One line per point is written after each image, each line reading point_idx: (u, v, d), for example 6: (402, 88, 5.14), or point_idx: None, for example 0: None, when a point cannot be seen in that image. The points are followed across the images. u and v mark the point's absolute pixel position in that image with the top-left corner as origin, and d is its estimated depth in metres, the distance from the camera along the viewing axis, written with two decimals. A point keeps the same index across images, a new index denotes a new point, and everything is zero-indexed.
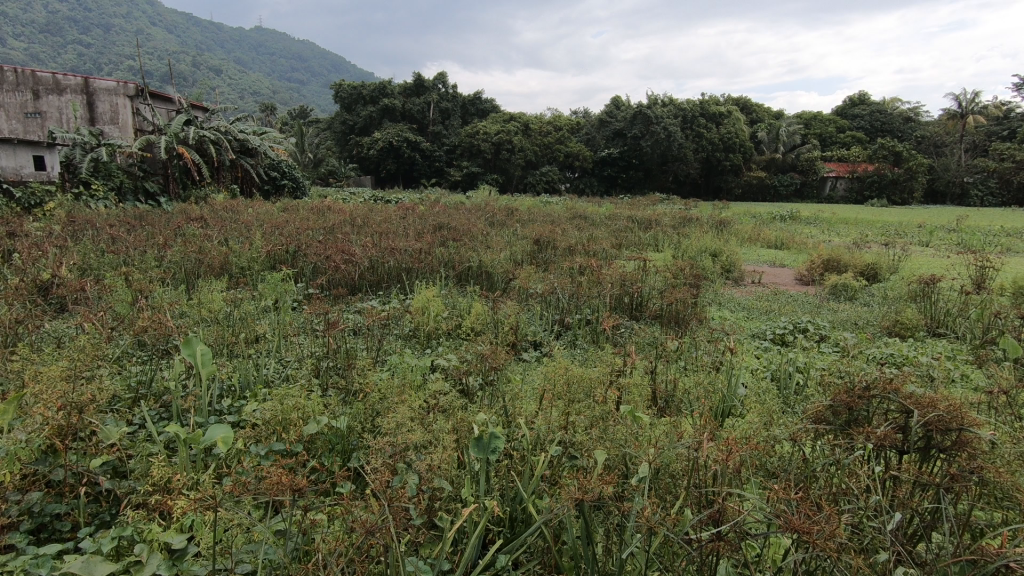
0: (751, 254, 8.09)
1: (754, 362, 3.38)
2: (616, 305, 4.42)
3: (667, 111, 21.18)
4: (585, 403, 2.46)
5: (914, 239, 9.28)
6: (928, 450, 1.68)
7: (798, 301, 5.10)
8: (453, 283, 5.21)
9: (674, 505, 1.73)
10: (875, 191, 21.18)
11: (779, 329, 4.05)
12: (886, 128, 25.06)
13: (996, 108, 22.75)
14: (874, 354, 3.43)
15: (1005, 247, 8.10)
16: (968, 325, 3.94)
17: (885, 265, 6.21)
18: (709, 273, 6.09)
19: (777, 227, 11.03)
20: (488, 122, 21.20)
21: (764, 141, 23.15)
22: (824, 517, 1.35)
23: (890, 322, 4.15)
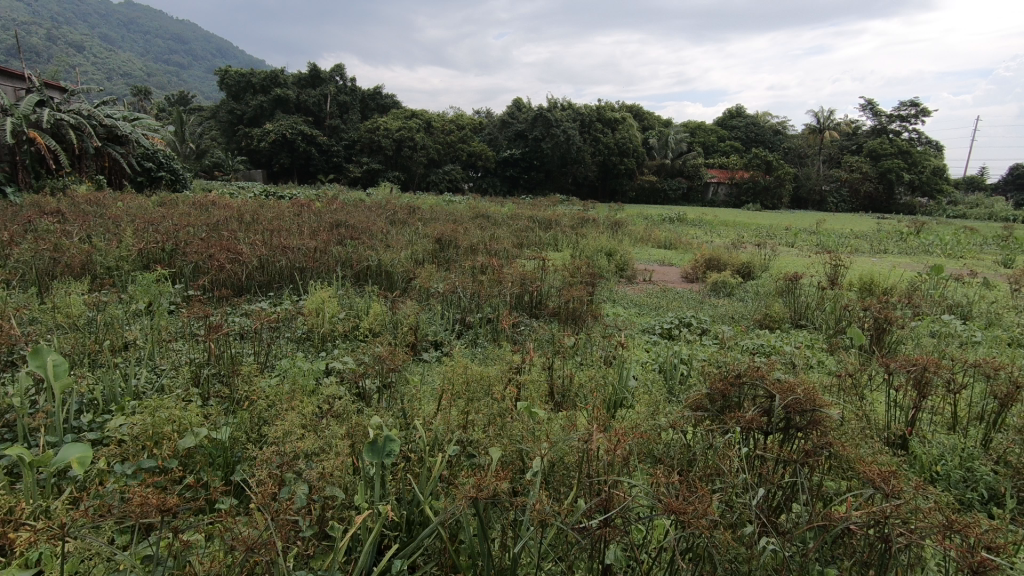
0: (643, 254, 8.55)
1: (643, 356, 3.59)
2: (515, 304, 4.49)
3: (566, 116, 21.92)
4: (484, 403, 2.47)
5: (781, 240, 10.31)
6: (788, 430, 1.87)
7: (683, 297, 5.47)
8: (350, 283, 5.04)
9: (567, 496, 1.79)
10: (750, 197, 23.43)
11: (667, 324, 4.33)
12: (759, 139, 27.58)
13: (847, 125, 25.83)
14: (748, 344, 3.77)
15: (854, 248, 9.23)
16: (824, 317, 4.44)
17: (757, 264, 6.83)
18: (604, 271, 6.38)
19: (666, 228, 11.78)
20: (389, 118, 20.71)
21: (655, 148, 24.64)
22: (698, 498, 1.47)
23: (760, 315, 4.57)
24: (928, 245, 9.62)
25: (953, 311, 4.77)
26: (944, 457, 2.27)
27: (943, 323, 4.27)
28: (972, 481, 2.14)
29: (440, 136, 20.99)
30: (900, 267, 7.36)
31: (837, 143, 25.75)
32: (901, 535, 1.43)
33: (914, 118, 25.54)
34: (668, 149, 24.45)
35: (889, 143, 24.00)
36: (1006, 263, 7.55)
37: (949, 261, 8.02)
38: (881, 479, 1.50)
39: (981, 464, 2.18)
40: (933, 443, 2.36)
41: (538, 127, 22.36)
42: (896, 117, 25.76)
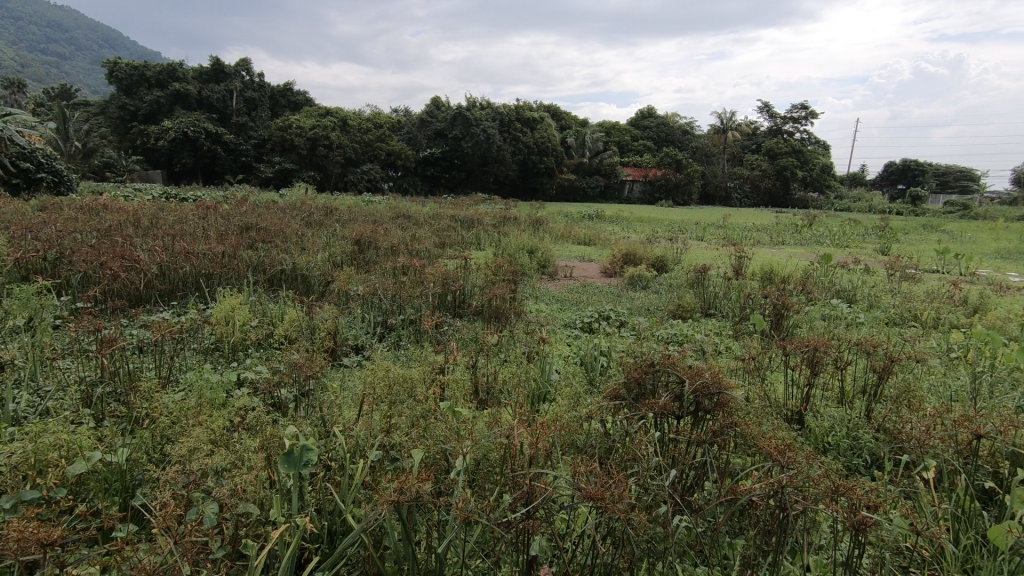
0: (563, 251, 8.75)
1: (564, 350, 3.68)
2: (438, 304, 4.45)
3: (485, 115, 22.09)
4: (406, 405, 2.43)
5: (692, 234, 10.88)
6: (698, 414, 1.98)
7: (602, 291, 5.65)
8: (263, 289, 4.80)
9: (492, 492, 1.80)
10: (663, 194, 24.54)
11: (587, 318, 4.45)
12: (669, 139, 28.95)
13: (747, 126, 27.68)
14: (662, 334, 3.95)
15: (756, 240, 9.92)
16: (730, 306, 4.74)
17: (670, 258, 7.17)
18: (526, 268, 6.47)
19: (585, 225, 12.11)
20: (302, 115, 19.88)
21: (573, 147, 25.27)
22: (615, 484, 1.52)
23: (674, 306, 4.82)
24: (819, 236, 10.50)
25: (840, 296, 5.24)
26: (834, 428, 2.49)
27: (832, 307, 4.68)
28: (858, 449, 2.37)
29: (357, 135, 20.40)
30: (796, 256, 7.99)
31: (739, 142, 27.52)
32: (797, 503, 1.56)
33: (804, 120, 27.77)
34: (585, 148, 25.16)
35: (784, 142, 25.96)
36: (883, 250, 8.40)
37: (837, 250, 8.81)
38: (778, 451, 1.63)
39: (864, 432, 2.41)
40: (825, 416, 2.58)
41: (457, 126, 22.31)
42: (789, 119, 27.91)
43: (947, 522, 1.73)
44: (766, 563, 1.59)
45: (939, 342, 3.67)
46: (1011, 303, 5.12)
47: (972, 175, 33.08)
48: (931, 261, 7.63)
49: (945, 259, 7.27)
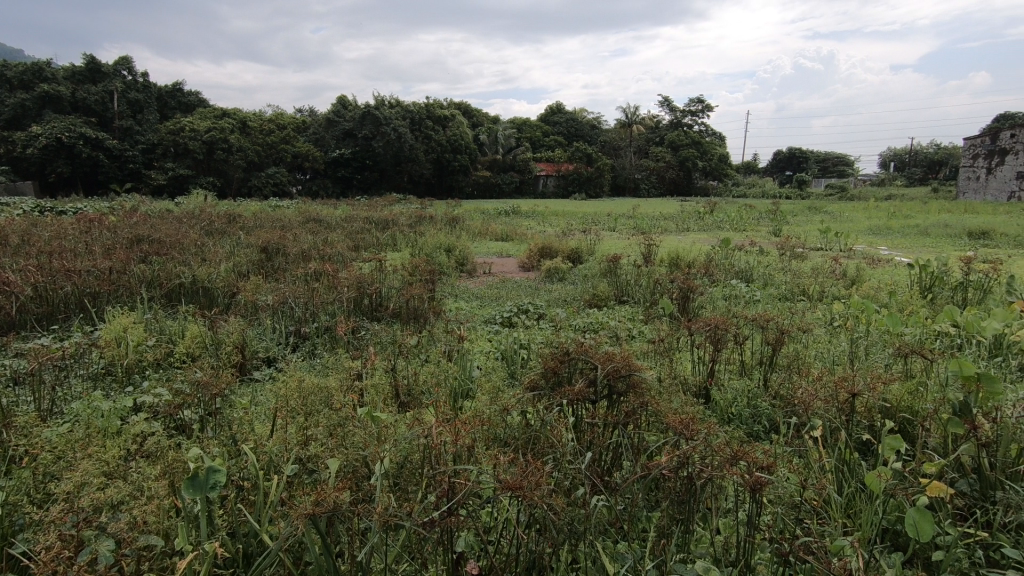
0: (481, 248, 8.78)
1: (484, 346, 3.70)
2: (354, 309, 4.32)
3: (395, 113, 21.96)
4: (322, 415, 2.35)
5: (604, 226, 11.26)
6: (612, 397, 2.07)
7: (520, 286, 5.73)
8: (159, 305, 4.45)
9: (414, 493, 1.78)
10: (576, 187, 25.15)
11: (506, 313, 4.50)
12: (578, 134, 29.75)
13: (650, 120, 28.99)
14: (578, 323, 4.07)
15: (663, 228, 10.45)
16: (642, 292, 4.95)
17: (585, 249, 7.38)
18: (444, 267, 6.42)
19: (501, 221, 12.20)
20: (195, 117, 18.59)
21: (486, 144, 25.37)
22: (534, 472, 1.56)
23: (589, 295, 4.98)
24: (720, 221, 11.21)
25: (740, 277, 5.62)
26: (736, 399, 2.67)
27: (732, 287, 5.03)
28: (757, 416, 2.56)
29: (258, 136, 19.36)
30: (700, 242, 8.50)
31: (644, 136, 28.76)
32: (703, 472, 1.66)
33: (701, 113, 29.48)
34: (499, 144, 25.34)
35: (685, 134, 27.44)
36: (775, 232, 9.10)
37: (735, 234, 9.46)
38: (683, 425, 1.74)
39: (763, 400, 2.61)
40: (729, 388, 2.76)
41: (366, 125, 21.79)
42: (687, 112, 29.54)
43: (832, 474, 1.91)
44: (679, 531, 1.68)
45: (824, 313, 4.03)
46: (881, 274, 5.73)
47: (846, 160, 36.64)
48: (816, 240, 8.38)
49: (828, 238, 8.01)
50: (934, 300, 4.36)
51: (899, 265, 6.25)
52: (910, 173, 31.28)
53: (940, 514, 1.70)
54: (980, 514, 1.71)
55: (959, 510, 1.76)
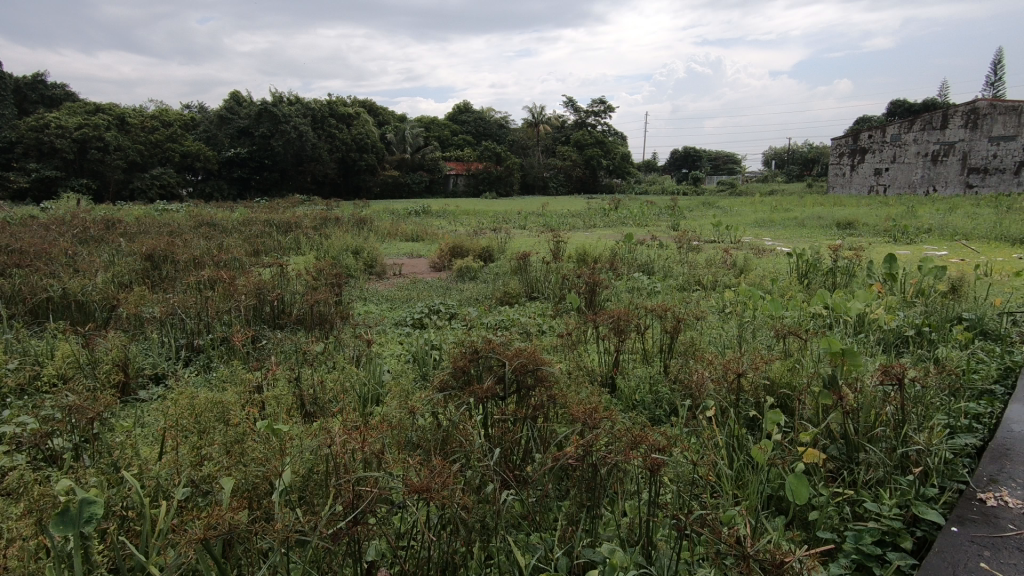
0: (391, 249, 8.60)
1: (395, 349, 3.63)
2: (253, 317, 4.06)
3: (295, 111, 20.92)
4: (218, 433, 2.19)
5: (514, 223, 11.43)
6: (520, 391, 2.10)
7: (431, 286, 5.67)
8: (22, 324, 3.96)
9: (319, 504, 1.71)
10: (487, 186, 25.23)
11: (417, 314, 4.43)
12: (487, 133, 29.92)
13: (556, 120, 29.69)
14: (490, 321, 4.08)
15: (571, 224, 10.76)
16: (551, 288, 5.06)
17: (495, 248, 7.43)
18: (352, 270, 6.23)
19: (411, 221, 12.00)
20: (62, 113, 16.72)
21: (393, 143, 24.87)
22: (441, 473, 1.54)
23: (500, 293, 5.02)
24: (623, 218, 11.71)
25: (642, 270, 5.90)
26: (639, 385, 2.79)
27: (635, 280, 5.26)
28: (659, 400, 2.69)
29: (139, 134, 17.77)
30: (605, 238, 8.84)
31: (550, 135, 29.43)
32: (606, 458, 1.72)
33: (604, 114, 30.65)
34: (406, 143, 24.93)
35: (589, 134, 28.36)
36: (673, 227, 9.66)
37: (637, 230, 9.93)
38: (586, 415, 1.80)
39: (663, 385, 2.75)
40: (632, 375, 2.89)
41: (264, 123, 20.63)
42: (590, 113, 30.58)
43: (724, 450, 2.06)
44: (585, 517, 1.74)
45: (716, 301, 4.33)
46: (765, 263, 6.23)
47: (734, 159, 39.66)
48: (709, 233, 8.98)
49: (720, 231, 8.62)
50: (809, 285, 4.81)
51: (781, 254, 6.83)
52: (788, 170, 34.35)
53: (815, 477, 1.88)
54: (847, 474, 1.91)
55: (830, 471, 1.96)
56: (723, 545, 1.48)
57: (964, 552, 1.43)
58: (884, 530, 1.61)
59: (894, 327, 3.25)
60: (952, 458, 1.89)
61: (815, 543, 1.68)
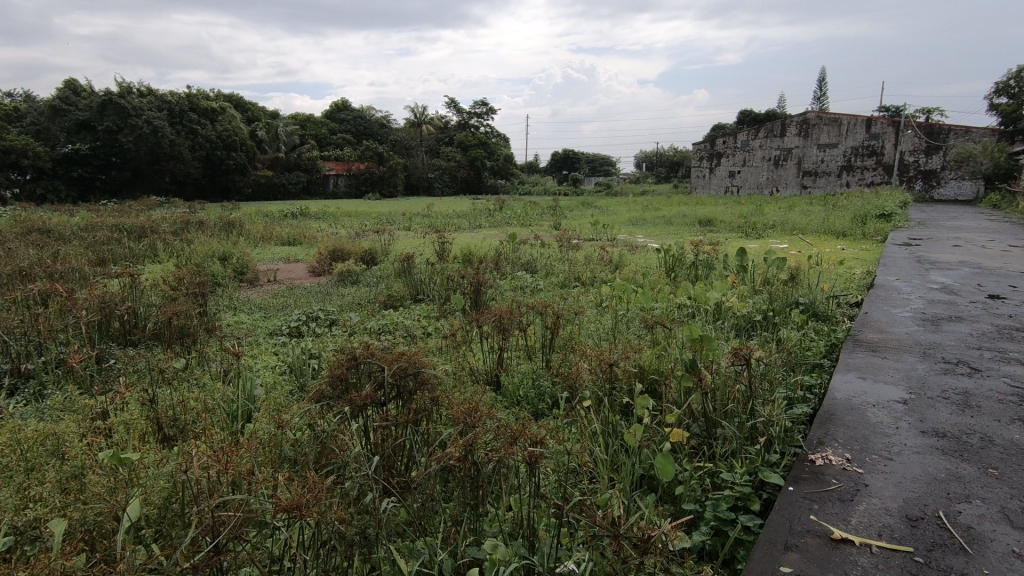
0: (264, 253, 8.03)
1: (269, 361, 3.39)
2: (98, 334, 3.60)
3: (147, 104, 18.93)
4: (51, 469, 1.91)
5: (398, 225, 11.20)
6: (400, 396, 2.06)
7: (309, 292, 5.39)
8: None
9: (178, 534, 1.56)
10: (369, 186, 24.52)
11: (294, 322, 4.19)
12: (367, 132, 29.05)
13: (438, 120, 29.54)
14: (373, 326, 3.96)
15: (457, 225, 10.75)
16: (436, 289, 5.03)
17: (379, 250, 7.22)
18: (219, 278, 5.75)
19: (285, 224, 11.30)
20: None
21: (265, 141, 23.32)
22: (314, 488, 1.46)
23: (384, 297, 4.89)
24: (507, 218, 11.93)
25: (526, 269, 6.05)
26: (522, 382, 2.85)
27: (518, 278, 5.39)
28: (541, 394, 2.76)
29: None
30: (490, 238, 8.95)
31: (433, 135, 29.20)
32: (488, 455, 1.74)
33: (486, 115, 31.03)
34: (280, 141, 23.48)
35: (473, 135, 28.56)
36: (554, 226, 10.01)
37: (521, 229, 10.18)
38: (466, 414, 1.80)
39: (545, 379, 2.83)
40: (516, 373, 2.95)
41: (109, 116, 18.38)
42: (472, 114, 30.82)
43: (601, 436, 2.17)
44: (469, 516, 1.74)
45: (594, 296, 4.56)
46: (638, 259, 6.67)
47: (609, 161, 42.02)
48: (588, 231, 9.43)
49: (597, 229, 9.08)
50: (675, 278, 5.22)
51: (651, 250, 7.34)
52: (657, 172, 37.04)
53: (680, 455, 2.05)
54: (707, 449, 2.10)
55: (693, 448, 2.14)
56: (598, 527, 1.56)
57: (799, 506, 1.60)
58: (737, 496, 1.79)
59: (745, 313, 3.63)
60: (790, 426, 2.15)
61: (680, 514, 1.82)
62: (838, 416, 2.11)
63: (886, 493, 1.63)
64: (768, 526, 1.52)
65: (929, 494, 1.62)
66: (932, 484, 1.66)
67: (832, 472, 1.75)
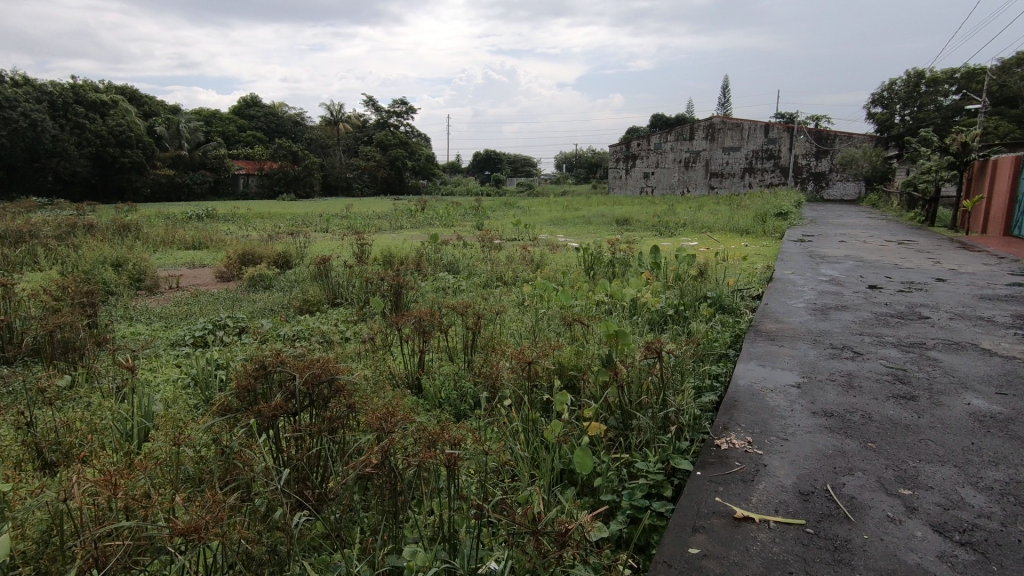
0: (164, 258, 7.45)
1: (170, 374, 3.15)
2: None
3: (23, 95, 17.11)
4: None
5: (315, 227, 10.77)
6: (312, 403, 1.95)
7: (217, 298, 5.07)
8: None
9: (58, 569, 1.41)
10: (283, 186, 23.44)
11: (198, 331, 3.91)
12: (280, 129, 27.74)
13: (356, 118, 28.68)
14: (287, 333, 3.78)
15: (377, 227, 10.49)
16: (354, 292, 4.87)
17: (293, 253, 6.90)
18: (112, 286, 5.27)
19: (190, 227, 10.56)
20: None
21: (165, 137, 21.72)
22: (215, 508, 1.37)
23: (298, 302, 4.68)
24: (429, 219, 11.78)
25: (448, 269, 6.00)
26: (443, 384, 2.82)
27: (440, 280, 5.34)
28: (463, 395, 2.74)
29: None
30: (411, 239, 8.80)
31: (351, 135, 28.35)
32: (406, 460, 1.69)
33: (406, 114, 30.50)
34: (181, 138, 22.05)
35: (393, 134, 27.98)
36: (477, 226, 10.00)
37: (444, 230, 10.08)
38: (382, 419, 1.74)
39: (466, 380, 2.82)
40: (437, 375, 2.91)
41: None
42: (392, 113, 30.19)
43: (522, 434, 2.18)
44: (389, 524, 1.70)
45: (516, 296, 4.59)
46: (558, 258, 6.79)
47: (530, 163, 42.59)
48: (510, 232, 9.51)
49: (519, 230, 9.16)
50: (593, 276, 5.37)
51: (571, 249, 7.50)
52: (578, 172, 37.95)
53: (598, 448, 2.10)
54: (623, 440, 2.17)
55: (611, 440, 2.21)
56: (517, 525, 1.57)
57: (707, 489, 1.69)
58: (651, 483, 1.86)
59: (659, 308, 3.79)
60: (698, 414, 2.27)
61: (598, 505, 1.87)
62: (741, 402, 2.26)
63: (783, 471, 1.75)
64: (678, 510, 1.60)
65: (819, 469, 1.76)
66: (820, 460, 1.81)
67: (735, 455, 1.87)
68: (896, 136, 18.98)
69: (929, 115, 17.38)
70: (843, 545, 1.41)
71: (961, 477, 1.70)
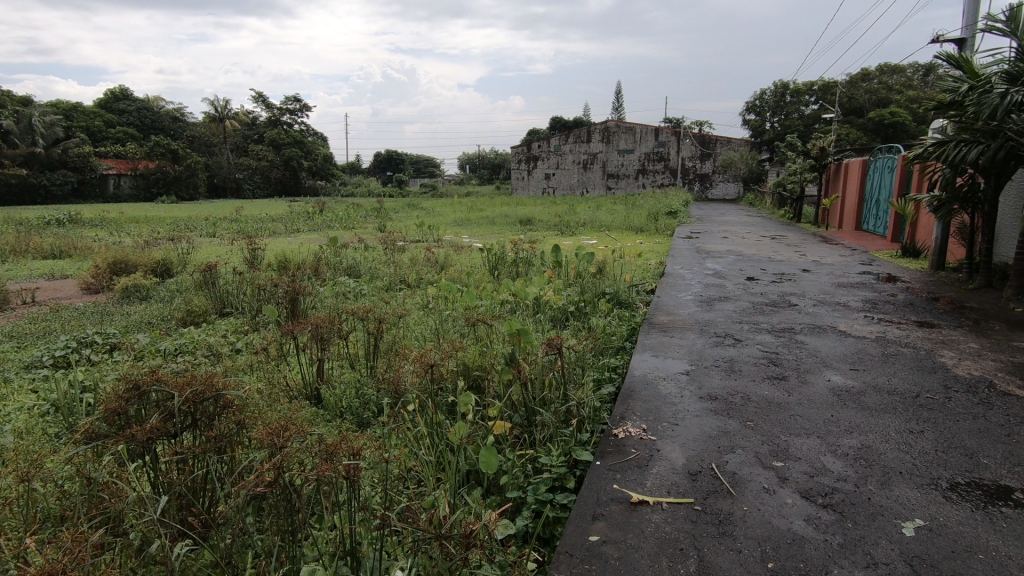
0: (15, 269, 6.57)
1: (22, 401, 2.77)
2: None
3: None
4: None
5: (200, 231, 9.99)
6: (194, 423, 1.79)
7: (83, 312, 4.54)
8: None
9: None
10: (162, 188, 21.56)
11: (59, 350, 3.48)
12: (156, 126, 25.43)
13: (244, 115, 26.91)
14: (167, 347, 3.47)
15: (271, 230, 9.93)
16: (244, 300, 4.56)
17: (174, 260, 6.35)
18: None
19: (49, 233, 9.40)
20: None
21: (13, 132, 19.19)
22: (78, 548, 1.22)
23: (181, 313, 4.31)
24: (328, 221, 11.33)
25: (348, 273, 5.81)
26: (343, 393, 2.72)
27: (340, 284, 5.16)
28: (365, 402, 2.65)
29: None
30: (308, 243, 8.41)
31: (240, 133, 26.61)
32: (302, 475, 1.60)
33: (300, 112, 29.08)
34: (35, 134, 19.55)
35: (286, 133, 26.55)
36: (379, 228, 9.75)
37: (344, 233, 9.74)
38: (274, 433, 1.64)
39: (368, 386, 2.73)
40: (337, 384, 2.80)
41: None
42: (285, 111, 28.67)
43: (428, 436, 2.15)
44: (285, 544, 1.61)
45: (419, 298, 4.52)
46: (462, 259, 6.79)
47: (434, 163, 42.27)
48: (413, 233, 9.37)
49: (423, 231, 9.05)
50: (497, 276, 5.42)
51: (475, 250, 7.53)
52: (481, 173, 38.20)
53: (503, 445, 2.12)
54: (528, 436, 2.20)
55: (516, 437, 2.23)
56: (420, 530, 1.53)
57: (606, 477, 1.76)
58: (554, 477, 1.91)
59: (560, 305, 3.89)
60: (598, 406, 2.36)
61: (503, 503, 1.89)
62: (637, 392, 2.38)
63: (674, 455, 1.87)
64: (579, 500, 1.65)
65: (705, 450, 1.89)
66: (706, 441, 1.95)
67: (631, 443, 1.96)
68: (767, 141, 20.88)
69: (793, 123, 19.31)
70: (726, 519, 1.52)
71: (823, 446, 1.90)
